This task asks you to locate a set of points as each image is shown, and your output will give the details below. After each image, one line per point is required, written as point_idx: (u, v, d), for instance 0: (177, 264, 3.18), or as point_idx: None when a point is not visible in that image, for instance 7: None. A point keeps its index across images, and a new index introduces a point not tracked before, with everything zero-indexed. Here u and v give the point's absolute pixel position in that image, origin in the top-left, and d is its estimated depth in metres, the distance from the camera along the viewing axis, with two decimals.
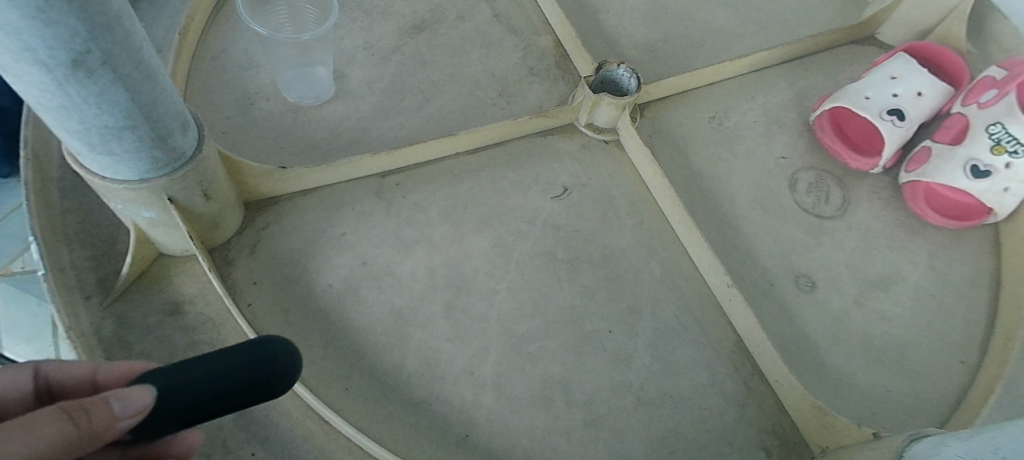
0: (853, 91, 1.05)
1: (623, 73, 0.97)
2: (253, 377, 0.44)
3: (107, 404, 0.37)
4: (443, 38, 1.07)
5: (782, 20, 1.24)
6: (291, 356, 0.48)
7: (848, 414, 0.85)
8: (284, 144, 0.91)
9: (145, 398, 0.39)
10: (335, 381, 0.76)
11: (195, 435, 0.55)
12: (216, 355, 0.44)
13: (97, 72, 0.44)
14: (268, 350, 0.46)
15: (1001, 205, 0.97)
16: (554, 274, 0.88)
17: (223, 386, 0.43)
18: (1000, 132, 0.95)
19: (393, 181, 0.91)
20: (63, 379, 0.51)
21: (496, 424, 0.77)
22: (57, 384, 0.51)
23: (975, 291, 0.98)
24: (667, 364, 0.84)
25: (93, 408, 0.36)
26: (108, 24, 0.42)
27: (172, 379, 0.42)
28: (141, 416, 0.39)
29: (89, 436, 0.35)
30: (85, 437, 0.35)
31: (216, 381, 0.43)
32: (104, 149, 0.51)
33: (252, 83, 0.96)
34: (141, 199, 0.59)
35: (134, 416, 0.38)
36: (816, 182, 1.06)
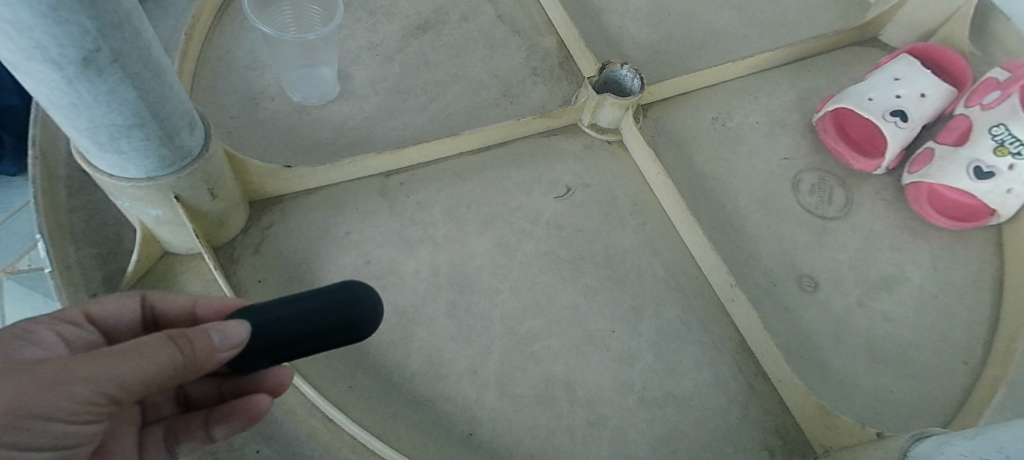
0: (856, 92, 1.05)
1: (627, 74, 0.98)
2: (331, 319, 0.48)
3: (207, 334, 0.45)
4: (447, 39, 1.07)
5: (785, 21, 1.24)
6: (365, 303, 0.51)
7: (851, 414, 0.85)
8: (289, 143, 0.91)
9: (241, 333, 0.46)
10: (340, 380, 0.76)
11: (283, 371, 0.61)
12: (306, 299, 0.49)
13: (107, 70, 0.44)
14: (349, 296, 0.50)
15: (1004, 206, 0.97)
16: (557, 273, 0.89)
17: (310, 326, 0.48)
18: (1003, 133, 0.95)
19: (397, 180, 0.91)
20: (168, 310, 0.58)
21: (499, 422, 0.77)
22: (163, 315, 0.58)
23: (979, 292, 0.98)
24: (670, 363, 0.84)
25: (196, 341, 0.44)
26: (118, 23, 0.42)
27: (262, 319, 0.48)
28: (238, 350, 0.46)
29: (193, 361, 0.44)
30: (189, 361, 0.44)
31: (303, 321, 0.48)
32: (112, 147, 0.52)
33: (257, 83, 0.96)
34: (147, 197, 0.60)
35: (232, 349, 0.46)
36: (819, 183, 1.06)
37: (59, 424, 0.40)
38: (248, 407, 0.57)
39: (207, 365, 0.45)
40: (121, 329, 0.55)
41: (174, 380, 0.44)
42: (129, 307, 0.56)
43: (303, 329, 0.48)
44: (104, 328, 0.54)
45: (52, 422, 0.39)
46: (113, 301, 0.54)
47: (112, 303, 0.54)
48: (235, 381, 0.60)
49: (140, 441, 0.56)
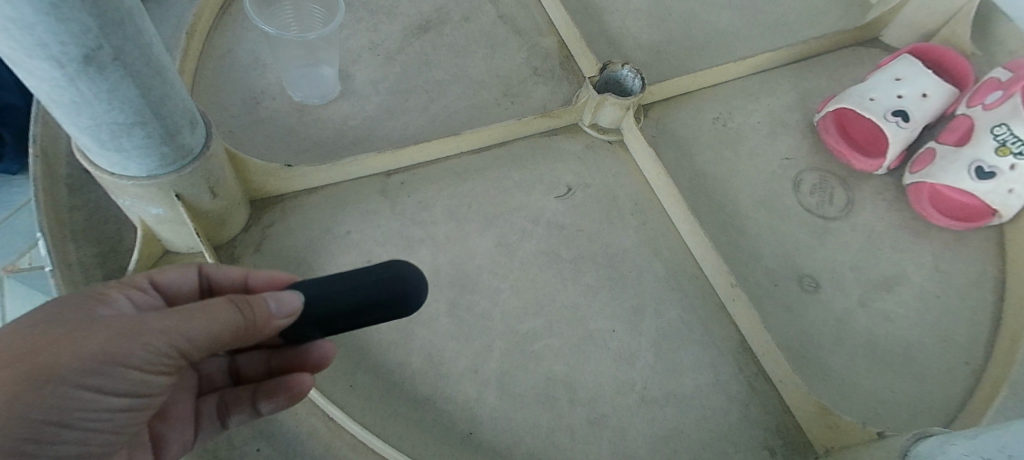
0: (857, 92, 1.05)
1: (628, 74, 0.98)
2: (377, 295, 0.49)
3: (265, 302, 0.48)
4: (448, 39, 1.07)
5: (786, 21, 1.24)
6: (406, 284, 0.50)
7: (852, 414, 0.85)
8: (289, 143, 0.91)
9: (295, 302, 0.49)
10: (340, 379, 0.76)
11: (327, 346, 0.62)
12: (356, 274, 0.50)
13: (108, 68, 0.44)
14: (396, 274, 0.50)
15: (1005, 206, 0.97)
16: (557, 273, 0.89)
17: (357, 298, 0.49)
18: (1005, 133, 0.94)
19: (398, 179, 0.91)
20: (221, 281, 0.59)
21: (500, 421, 0.77)
22: (215, 286, 0.59)
23: (981, 292, 0.98)
24: (670, 363, 0.84)
25: (255, 305, 0.47)
26: (118, 21, 0.42)
27: (316, 291, 0.50)
28: (292, 318, 0.49)
29: (252, 325, 0.47)
30: (249, 324, 0.47)
31: (351, 293, 0.49)
32: (113, 146, 0.52)
33: (258, 82, 0.96)
34: (148, 196, 0.60)
35: (286, 316, 0.49)
36: (820, 183, 1.06)
37: (137, 372, 0.44)
38: (292, 385, 0.59)
39: (265, 330, 0.48)
40: (179, 298, 0.56)
41: (236, 341, 0.48)
42: (187, 277, 0.57)
43: (351, 301, 0.49)
44: (165, 296, 0.56)
45: (131, 370, 0.43)
46: (173, 272, 0.56)
47: (173, 274, 0.56)
48: (282, 355, 0.62)
49: (197, 408, 0.60)
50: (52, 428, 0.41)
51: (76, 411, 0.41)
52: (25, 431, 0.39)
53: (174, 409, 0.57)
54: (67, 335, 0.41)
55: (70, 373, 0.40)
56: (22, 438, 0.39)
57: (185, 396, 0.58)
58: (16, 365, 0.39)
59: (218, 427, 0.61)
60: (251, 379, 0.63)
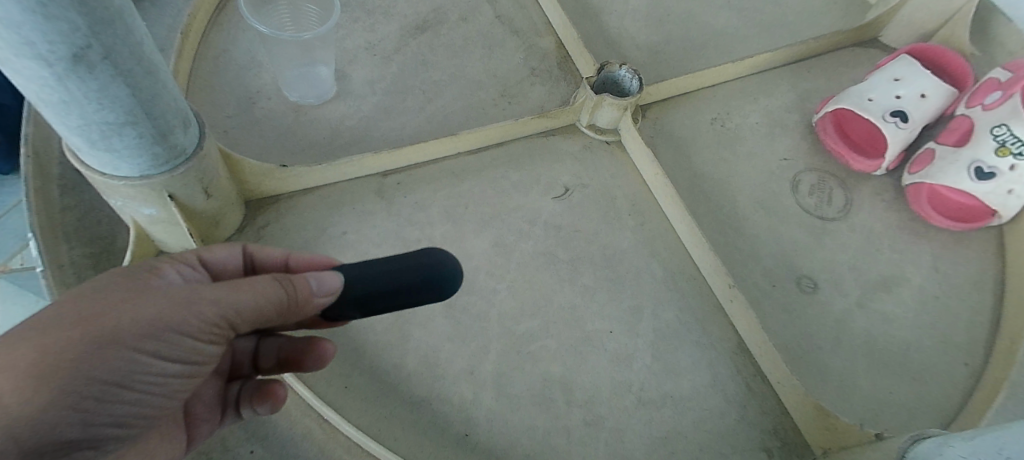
0: (856, 92, 1.04)
1: (626, 74, 0.97)
2: (414, 278, 0.50)
3: (306, 281, 0.48)
4: (445, 39, 1.07)
5: (785, 22, 1.24)
6: (447, 270, 0.51)
7: (851, 416, 0.84)
8: (285, 143, 0.91)
9: (336, 281, 0.50)
10: (335, 380, 0.76)
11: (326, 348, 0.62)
12: (394, 258, 0.51)
13: (98, 67, 0.44)
14: (432, 259, 0.51)
15: (1005, 207, 0.97)
16: (554, 273, 0.88)
17: (394, 281, 0.50)
18: (1005, 134, 0.94)
19: (395, 180, 0.91)
20: (263, 262, 0.59)
21: (496, 423, 0.76)
22: (258, 267, 0.59)
23: (980, 293, 0.98)
24: (667, 364, 0.84)
25: (299, 283, 0.48)
26: (108, 19, 0.42)
27: (356, 273, 0.51)
28: (333, 296, 0.50)
29: (296, 301, 0.47)
30: (291, 301, 0.47)
31: (388, 276, 0.50)
32: (104, 146, 0.51)
33: (254, 83, 0.96)
34: (141, 196, 0.59)
35: (327, 294, 0.49)
36: (819, 183, 1.06)
37: (192, 341, 0.44)
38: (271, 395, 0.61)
39: (307, 308, 0.48)
40: (224, 275, 0.56)
41: (279, 319, 0.48)
42: (232, 256, 0.56)
43: (388, 283, 0.50)
44: (211, 272, 0.55)
45: (186, 337, 0.43)
46: (220, 249, 0.55)
47: (219, 251, 0.55)
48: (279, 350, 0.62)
49: (223, 393, 0.60)
50: (111, 391, 0.41)
51: (135, 375, 0.41)
52: (89, 391, 0.39)
53: (197, 401, 0.57)
54: (127, 300, 0.41)
55: (131, 337, 0.40)
56: (85, 398, 0.39)
57: (211, 384, 0.59)
58: (81, 326, 0.39)
59: (237, 416, 0.61)
60: (271, 365, 0.63)
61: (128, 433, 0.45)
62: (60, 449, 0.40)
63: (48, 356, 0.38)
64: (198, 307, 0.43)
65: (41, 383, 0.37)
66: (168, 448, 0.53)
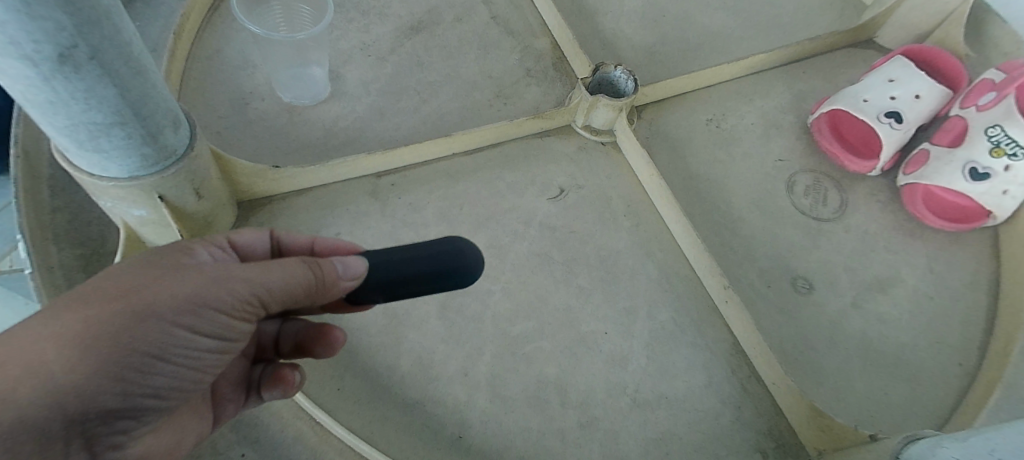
0: (851, 93, 1.05)
1: (621, 75, 0.97)
2: (437, 266, 0.51)
3: (332, 264, 0.50)
4: (440, 40, 1.07)
5: (780, 22, 1.24)
6: (468, 258, 0.53)
7: (846, 417, 0.84)
8: (279, 144, 0.91)
9: (361, 266, 0.52)
10: (328, 382, 0.75)
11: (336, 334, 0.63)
12: (417, 246, 0.53)
13: (84, 67, 0.43)
14: (453, 248, 0.52)
15: (1000, 207, 0.97)
16: (549, 275, 0.88)
17: (420, 267, 0.51)
18: (999, 134, 0.94)
19: (389, 181, 0.91)
20: (289, 245, 0.61)
21: (490, 425, 0.76)
22: (285, 250, 0.61)
23: (975, 294, 0.98)
24: (662, 365, 0.84)
25: (324, 265, 0.50)
26: (95, 19, 0.42)
27: (380, 259, 0.53)
28: (360, 280, 0.52)
29: (322, 283, 0.49)
30: (318, 281, 0.49)
31: (414, 263, 0.52)
32: (92, 146, 0.51)
33: (247, 83, 0.95)
34: (131, 197, 0.59)
35: (353, 278, 0.51)
36: (814, 184, 1.06)
37: (225, 317, 0.46)
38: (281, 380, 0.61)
39: (333, 291, 0.50)
40: (251, 257, 0.58)
41: (308, 300, 0.50)
42: (261, 239, 0.59)
43: (413, 270, 0.52)
44: (240, 255, 0.57)
45: (220, 313, 0.46)
46: (248, 232, 0.57)
47: (248, 234, 0.57)
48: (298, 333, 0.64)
49: (246, 374, 0.62)
50: (151, 363, 0.43)
51: (173, 348, 0.44)
52: (130, 361, 0.41)
53: (222, 381, 0.60)
54: (165, 277, 0.44)
55: (169, 310, 0.43)
56: (127, 367, 0.41)
57: (235, 364, 0.61)
58: (123, 299, 0.41)
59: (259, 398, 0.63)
60: (292, 350, 0.65)
61: (166, 407, 0.47)
62: (103, 417, 0.42)
63: (92, 326, 0.40)
64: (232, 284, 0.46)
65: (86, 351, 0.39)
66: (199, 426, 0.56)
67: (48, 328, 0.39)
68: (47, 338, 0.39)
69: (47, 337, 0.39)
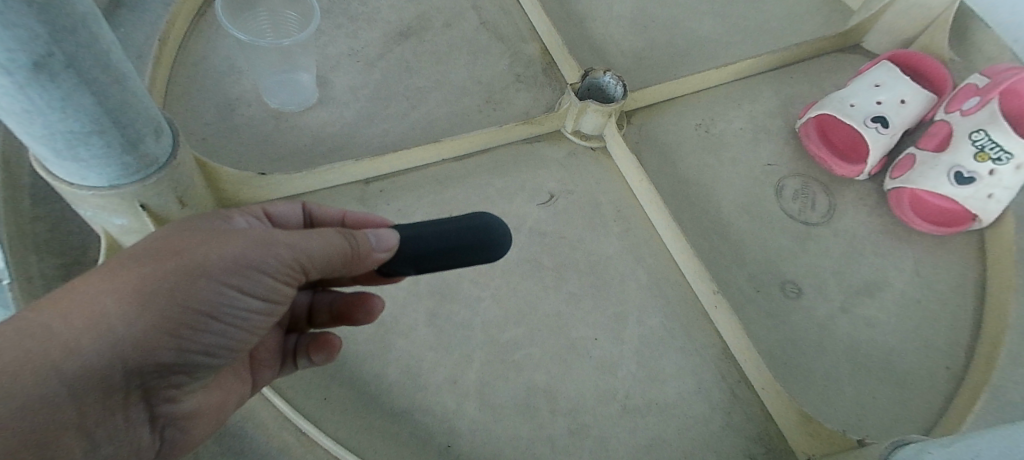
0: (838, 98, 1.05)
1: (610, 80, 0.97)
2: (466, 239, 0.52)
3: (367, 235, 0.51)
4: (429, 45, 1.06)
5: (768, 28, 1.25)
6: (497, 229, 0.53)
7: (834, 422, 0.84)
8: (265, 150, 0.90)
9: (393, 238, 0.52)
10: (314, 391, 0.75)
11: (374, 300, 0.65)
12: (448, 220, 0.54)
13: (61, 76, 0.43)
14: (481, 222, 0.53)
15: (985, 212, 0.97)
16: (539, 281, 0.88)
17: (448, 241, 0.52)
18: (983, 139, 0.95)
19: (377, 187, 0.90)
20: (320, 217, 0.65)
21: (479, 433, 0.75)
22: (316, 221, 0.65)
23: (961, 298, 0.98)
24: (652, 371, 0.83)
25: (361, 237, 0.51)
26: (72, 27, 0.41)
27: (411, 231, 0.54)
28: (392, 253, 0.52)
29: (358, 254, 0.50)
30: (355, 253, 0.50)
31: (444, 237, 0.52)
32: (70, 155, 0.50)
33: (233, 89, 0.95)
34: (111, 206, 0.58)
35: (387, 250, 0.52)
36: (802, 189, 1.06)
37: (270, 280, 0.47)
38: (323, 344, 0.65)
39: (367, 262, 0.51)
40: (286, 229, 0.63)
41: (344, 270, 0.51)
42: (294, 212, 0.63)
43: (443, 243, 0.52)
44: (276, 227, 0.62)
45: (266, 276, 0.47)
46: (282, 205, 0.62)
47: (282, 206, 0.62)
48: (332, 301, 0.65)
49: (282, 343, 0.65)
50: (203, 321, 0.44)
51: (221, 309, 0.45)
52: (183, 319, 0.42)
53: (261, 348, 0.62)
54: (211, 239, 0.45)
55: (217, 271, 0.44)
56: (181, 325, 0.43)
57: (273, 333, 0.63)
58: (174, 259, 0.43)
59: (294, 365, 0.66)
60: (328, 320, 0.66)
61: (214, 365, 0.48)
62: (157, 371, 0.43)
63: (147, 283, 0.41)
64: (275, 246, 0.47)
65: (141, 307, 0.41)
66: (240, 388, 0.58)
67: (106, 283, 0.40)
68: (104, 292, 0.40)
69: (105, 291, 0.40)
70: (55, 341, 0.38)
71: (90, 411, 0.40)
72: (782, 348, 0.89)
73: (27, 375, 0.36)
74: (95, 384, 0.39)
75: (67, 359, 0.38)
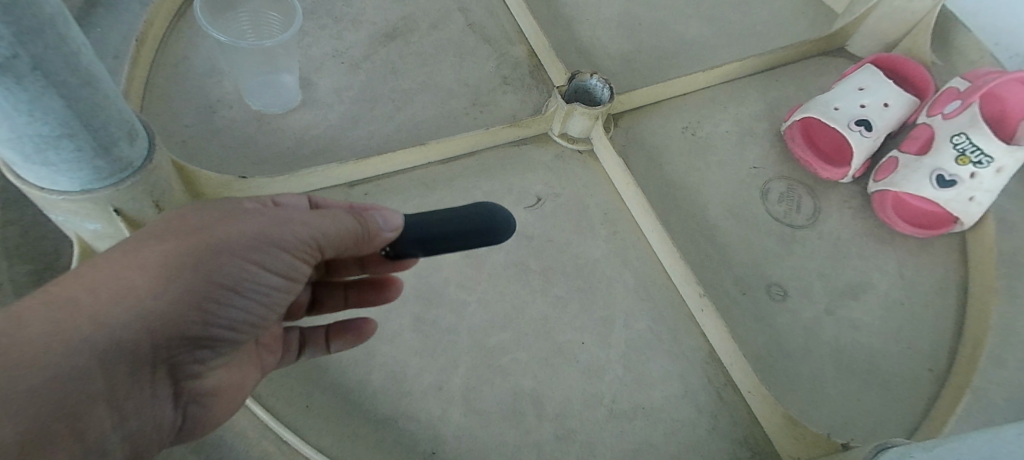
0: (823, 101, 1.06)
1: (597, 83, 0.97)
2: (471, 225, 0.54)
3: (376, 215, 0.54)
4: (415, 47, 1.06)
5: (754, 31, 1.25)
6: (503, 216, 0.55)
7: (820, 424, 0.84)
8: (248, 153, 0.89)
9: (400, 219, 0.55)
10: (296, 399, 0.73)
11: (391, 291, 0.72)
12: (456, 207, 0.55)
13: (27, 77, 0.41)
14: (487, 210, 0.55)
15: (966, 214, 0.98)
16: (526, 284, 0.87)
17: (454, 226, 0.54)
18: (964, 142, 0.96)
19: (362, 190, 0.89)
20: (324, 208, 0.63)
21: (464, 440, 0.75)
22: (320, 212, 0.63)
23: (944, 300, 0.99)
24: (639, 375, 0.83)
25: (370, 217, 0.54)
26: (38, 28, 0.40)
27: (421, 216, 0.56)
28: (398, 232, 0.55)
29: (368, 234, 0.53)
30: (365, 231, 0.53)
31: (451, 222, 0.54)
32: (39, 159, 0.49)
33: (215, 91, 0.93)
34: (83, 210, 0.56)
35: (393, 230, 0.54)
36: (787, 191, 1.07)
37: (287, 258, 0.50)
38: (334, 329, 0.69)
39: (376, 241, 0.54)
40: None
41: (354, 249, 0.54)
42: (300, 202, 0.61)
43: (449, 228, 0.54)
44: None
45: (284, 253, 0.50)
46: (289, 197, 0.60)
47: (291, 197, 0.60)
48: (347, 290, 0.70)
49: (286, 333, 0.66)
50: (225, 295, 0.47)
51: (242, 283, 0.48)
52: (207, 291, 0.45)
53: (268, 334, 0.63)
54: (228, 219, 0.48)
55: (236, 248, 0.47)
56: (206, 298, 0.45)
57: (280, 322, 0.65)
58: (196, 237, 0.46)
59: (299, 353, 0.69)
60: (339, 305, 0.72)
61: (233, 340, 0.51)
62: (184, 343, 0.46)
63: (171, 259, 0.44)
64: (291, 225, 0.50)
65: (168, 280, 0.43)
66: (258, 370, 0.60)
67: (131, 258, 0.43)
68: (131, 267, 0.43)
69: (132, 267, 0.43)
70: (85, 312, 0.39)
71: (121, 381, 0.41)
72: (768, 351, 0.89)
73: (60, 344, 0.38)
74: (127, 353, 0.41)
75: (98, 330, 0.40)
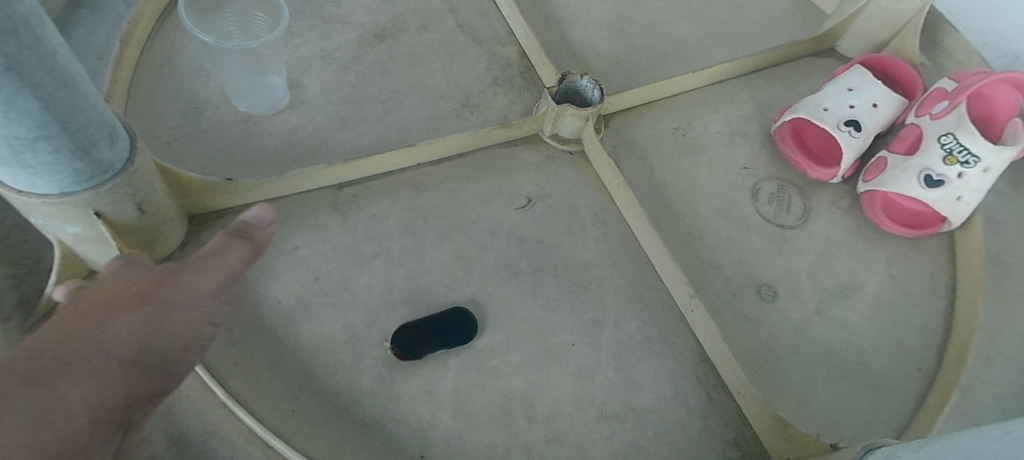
0: (812, 102, 1.06)
1: (587, 84, 0.97)
2: None
3: (264, 230, 0.66)
4: (405, 48, 1.05)
5: (744, 32, 1.26)
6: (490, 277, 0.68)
7: (809, 424, 0.85)
8: (235, 155, 0.88)
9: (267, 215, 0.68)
10: (282, 404, 0.72)
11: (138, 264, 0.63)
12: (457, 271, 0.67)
13: (2, 79, 0.40)
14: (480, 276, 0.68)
15: (954, 214, 0.99)
16: (516, 286, 0.87)
17: None
18: (951, 142, 0.96)
19: (351, 192, 0.89)
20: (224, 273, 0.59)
21: (454, 443, 0.74)
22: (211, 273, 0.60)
23: (933, 299, 1.00)
24: (629, 376, 0.83)
25: (256, 233, 0.65)
26: (12, 29, 0.39)
27: None
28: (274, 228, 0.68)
29: (259, 247, 0.65)
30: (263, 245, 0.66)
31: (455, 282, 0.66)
32: (16, 161, 0.48)
33: (202, 92, 0.92)
34: (63, 214, 0.56)
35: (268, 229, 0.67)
36: (777, 192, 1.07)
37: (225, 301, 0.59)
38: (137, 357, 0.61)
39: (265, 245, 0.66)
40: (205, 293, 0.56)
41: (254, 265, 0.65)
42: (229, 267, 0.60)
43: None
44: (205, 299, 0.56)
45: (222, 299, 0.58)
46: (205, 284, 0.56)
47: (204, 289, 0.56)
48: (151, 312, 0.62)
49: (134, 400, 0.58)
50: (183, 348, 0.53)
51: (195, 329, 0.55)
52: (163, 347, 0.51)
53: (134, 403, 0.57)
54: (164, 284, 0.55)
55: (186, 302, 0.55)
56: (168, 352, 0.51)
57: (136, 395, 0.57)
58: (140, 302, 0.52)
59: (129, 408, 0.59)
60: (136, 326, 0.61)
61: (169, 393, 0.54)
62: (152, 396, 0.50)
63: (130, 326, 0.49)
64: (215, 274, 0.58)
65: (135, 344, 0.49)
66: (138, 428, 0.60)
67: (89, 334, 0.47)
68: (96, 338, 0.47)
69: (91, 341, 0.46)
70: (70, 379, 0.43)
71: (110, 437, 0.44)
72: (758, 351, 0.89)
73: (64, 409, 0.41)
74: (112, 413, 0.44)
75: (82, 393, 0.43)
